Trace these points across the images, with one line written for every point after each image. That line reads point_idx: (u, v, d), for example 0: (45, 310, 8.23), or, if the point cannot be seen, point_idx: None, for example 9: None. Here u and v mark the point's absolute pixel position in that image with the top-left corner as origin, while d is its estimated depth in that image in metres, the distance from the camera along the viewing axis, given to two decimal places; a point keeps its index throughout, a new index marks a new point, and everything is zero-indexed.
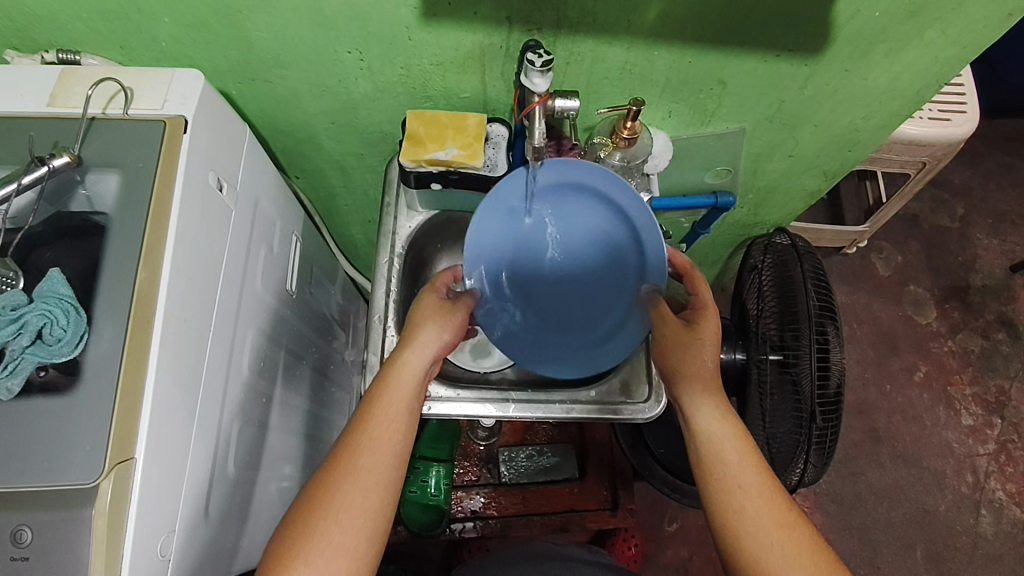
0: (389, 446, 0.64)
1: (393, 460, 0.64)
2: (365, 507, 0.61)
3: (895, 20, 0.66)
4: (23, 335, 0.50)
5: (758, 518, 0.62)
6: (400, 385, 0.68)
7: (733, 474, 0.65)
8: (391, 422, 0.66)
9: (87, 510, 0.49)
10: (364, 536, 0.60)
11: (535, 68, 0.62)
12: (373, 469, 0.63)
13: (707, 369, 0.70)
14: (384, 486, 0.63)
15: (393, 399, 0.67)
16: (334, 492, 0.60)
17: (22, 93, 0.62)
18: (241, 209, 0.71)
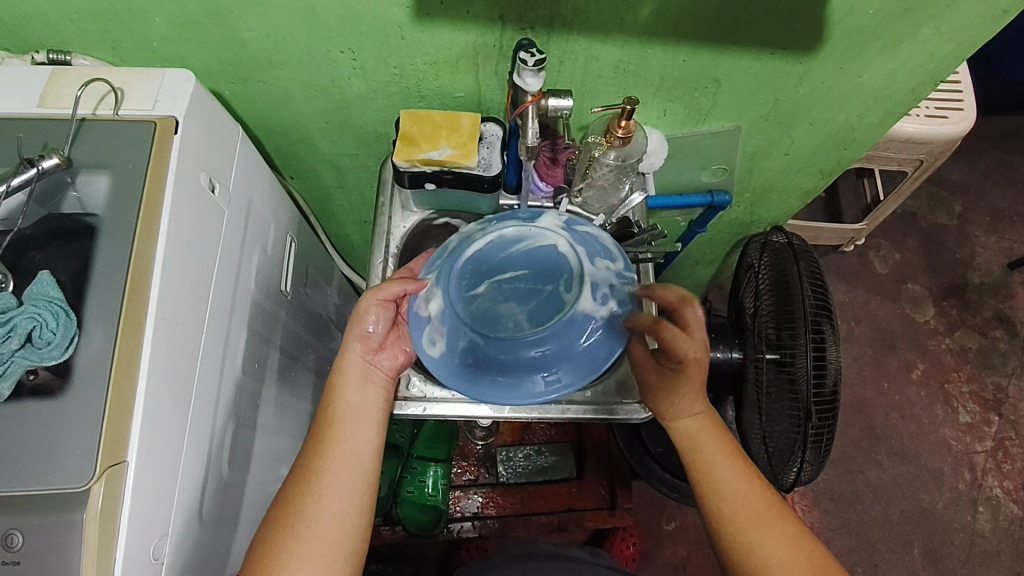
0: (349, 464, 0.66)
1: (351, 480, 0.65)
2: (326, 521, 0.62)
3: (889, 17, 0.65)
4: (12, 339, 0.50)
5: (754, 534, 0.66)
6: (348, 400, 0.69)
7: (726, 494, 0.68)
8: (353, 441, 0.67)
9: (78, 514, 0.49)
10: (327, 548, 0.62)
11: (528, 68, 0.62)
12: (333, 490, 0.64)
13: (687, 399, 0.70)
14: (345, 508, 0.64)
15: (347, 414, 0.68)
16: (295, 514, 0.62)
17: (11, 94, 0.61)
18: (234, 211, 0.71)
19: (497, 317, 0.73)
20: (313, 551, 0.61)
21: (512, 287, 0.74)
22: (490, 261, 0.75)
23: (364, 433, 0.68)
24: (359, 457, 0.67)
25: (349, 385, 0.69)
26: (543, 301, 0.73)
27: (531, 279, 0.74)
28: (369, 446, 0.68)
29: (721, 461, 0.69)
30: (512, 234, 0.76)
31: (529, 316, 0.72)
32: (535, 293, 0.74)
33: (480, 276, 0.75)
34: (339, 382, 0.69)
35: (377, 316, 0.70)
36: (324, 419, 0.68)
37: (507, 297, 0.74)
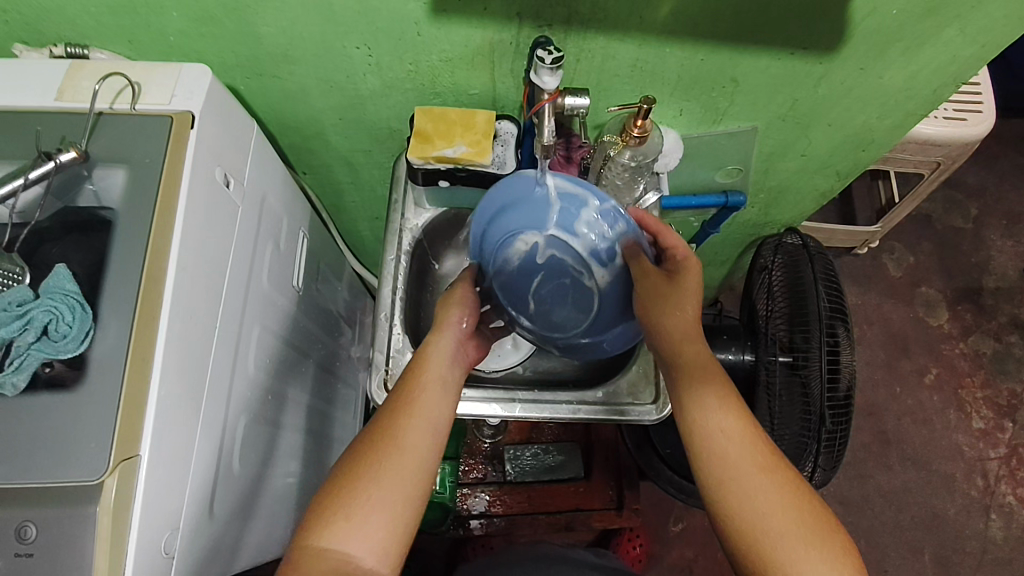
0: (432, 424, 0.62)
1: (433, 441, 0.61)
2: (405, 473, 0.58)
3: (913, 17, 0.65)
4: (28, 331, 0.50)
5: (756, 511, 0.56)
6: (438, 366, 0.66)
7: (726, 459, 0.59)
8: (436, 406, 0.63)
9: (90, 508, 0.49)
10: (406, 496, 0.57)
11: (545, 65, 0.61)
12: (416, 446, 0.60)
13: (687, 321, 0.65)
14: (426, 466, 0.59)
15: (433, 380, 0.65)
16: (375, 461, 0.58)
17: (30, 87, 0.62)
18: (248, 205, 0.71)
19: (553, 315, 0.81)
20: (391, 499, 0.56)
21: (547, 288, 0.80)
22: (513, 269, 0.79)
23: (447, 399, 0.64)
24: (440, 423, 0.62)
25: (442, 354, 0.67)
26: (577, 286, 0.78)
27: (554, 272, 0.78)
28: (448, 416, 0.64)
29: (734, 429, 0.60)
30: (508, 241, 0.77)
31: (579, 306, 0.79)
32: (564, 285, 0.79)
33: (514, 286, 0.80)
34: (432, 348, 0.67)
35: (463, 299, 0.72)
36: (410, 378, 0.65)
37: (548, 294, 0.80)
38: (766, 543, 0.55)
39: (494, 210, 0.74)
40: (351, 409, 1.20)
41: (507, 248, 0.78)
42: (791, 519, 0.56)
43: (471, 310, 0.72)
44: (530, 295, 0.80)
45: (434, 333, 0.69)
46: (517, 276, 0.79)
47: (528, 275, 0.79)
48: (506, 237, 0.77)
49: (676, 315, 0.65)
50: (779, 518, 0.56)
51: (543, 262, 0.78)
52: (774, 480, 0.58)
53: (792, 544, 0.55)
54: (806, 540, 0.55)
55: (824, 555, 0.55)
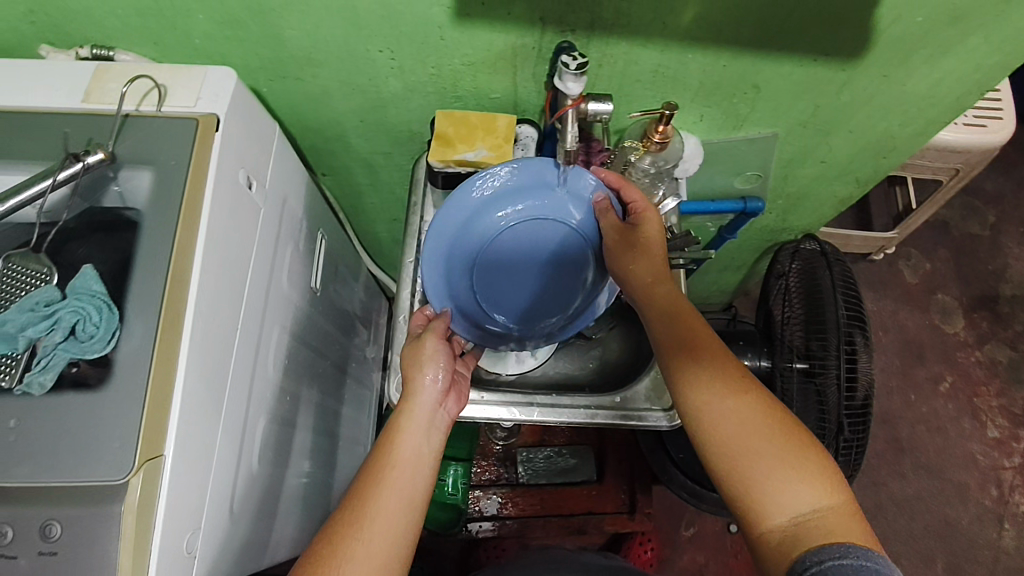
0: (403, 501, 0.60)
1: (405, 525, 0.59)
2: (368, 564, 0.56)
3: (938, 26, 0.64)
4: (56, 331, 0.51)
5: (730, 432, 0.59)
6: (408, 443, 0.64)
7: (701, 384, 0.62)
8: (408, 485, 0.61)
9: (115, 507, 0.49)
10: None
11: (569, 71, 0.61)
12: (381, 537, 0.58)
13: (655, 263, 0.70)
14: (392, 559, 0.57)
15: (406, 458, 0.62)
16: (339, 554, 0.56)
17: (57, 88, 0.62)
18: (270, 206, 0.71)
19: (536, 307, 0.80)
20: None
21: (525, 293, 0.79)
22: (487, 283, 0.77)
23: (421, 478, 0.62)
24: (412, 500, 0.61)
25: (415, 426, 0.65)
26: (564, 271, 0.78)
27: (544, 265, 0.77)
28: (421, 496, 0.62)
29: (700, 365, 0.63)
30: (494, 244, 0.75)
31: (568, 293, 0.80)
32: (544, 278, 0.78)
33: (493, 300, 0.78)
34: (404, 419, 0.65)
35: (433, 356, 0.69)
36: (381, 460, 0.62)
37: (531, 291, 0.79)
38: (741, 466, 0.57)
39: (477, 206, 0.73)
40: (365, 410, 1.20)
41: (493, 251, 0.75)
42: (767, 437, 0.58)
43: (443, 363, 0.69)
44: (509, 296, 0.78)
45: (404, 399, 0.67)
46: (498, 280, 0.77)
47: (513, 275, 0.77)
48: (492, 239, 0.75)
49: (641, 264, 0.70)
50: (753, 436, 0.58)
51: (531, 261, 0.77)
52: (747, 400, 0.60)
53: (765, 461, 0.57)
54: (780, 455, 0.57)
55: (798, 469, 0.56)
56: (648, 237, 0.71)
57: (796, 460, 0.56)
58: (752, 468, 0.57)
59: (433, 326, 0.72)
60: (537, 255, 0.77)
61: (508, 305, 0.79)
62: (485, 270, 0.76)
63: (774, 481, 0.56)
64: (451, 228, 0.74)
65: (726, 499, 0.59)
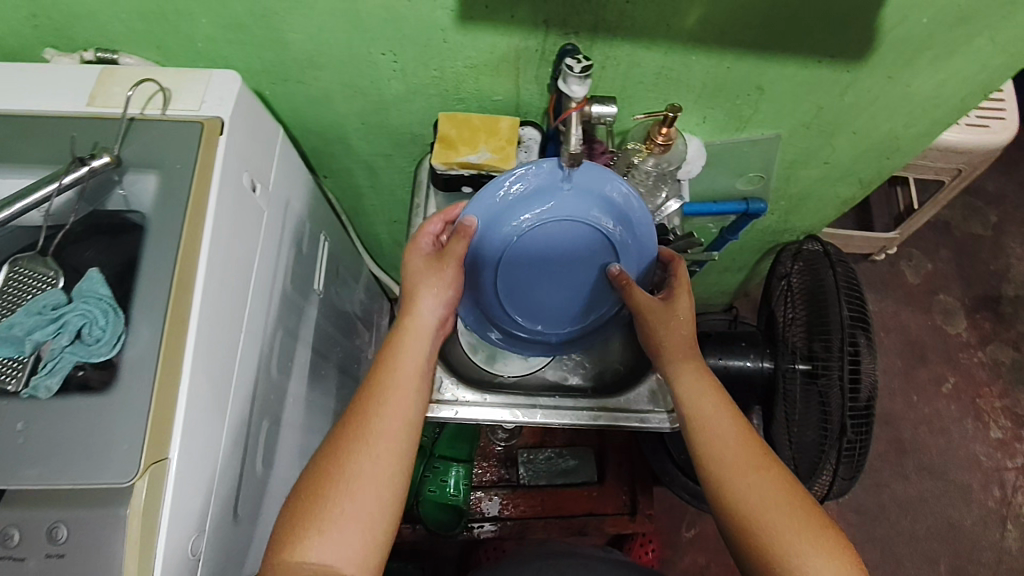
0: (404, 420, 0.64)
1: (407, 440, 0.63)
2: (376, 476, 0.59)
3: (943, 26, 0.64)
4: (63, 335, 0.51)
5: (756, 505, 0.62)
6: (407, 361, 0.67)
7: (725, 458, 0.65)
8: (405, 404, 0.64)
9: (121, 510, 0.50)
10: (377, 503, 0.59)
11: (574, 74, 0.62)
12: (385, 451, 0.61)
13: (683, 339, 0.73)
14: (399, 466, 0.61)
15: (406, 374, 0.66)
16: (347, 471, 0.59)
17: (61, 91, 0.62)
18: (273, 208, 0.72)
19: (535, 309, 0.81)
20: (365, 513, 0.58)
21: (533, 289, 0.79)
22: (497, 277, 0.77)
23: (418, 395, 0.66)
24: (412, 422, 0.64)
25: (415, 344, 0.68)
26: (577, 273, 0.78)
27: (560, 266, 0.77)
28: (418, 416, 0.65)
29: (726, 441, 0.66)
30: (523, 237, 0.73)
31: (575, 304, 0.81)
32: (555, 276, 0.78)
33: (502, 291, 0.78)
34: (405, 337, 0.68)
35: (449, 281, 0.70)
36: (383, 373, 0.66)
37: (536, 290, 0.79)
38: (765, 538, 0.60)
39: (518, 196, 0.70)
40: None
41: (517, 244, 0.73)
42: (790, 510, 0.61)
43: (449, 283, 0.70)
44: (520, 290, 0.79)
45: (404, 317, 0.69)
46: (512, 275, 0.77)
47: (530, 272, 0.77)
48: (520, 231, 0.72)
49: (668, 332, 0.73)
50: (776, 508, 0.61)
51: (550, 263, 0.76)
52: (769, 475, 0.63)
53: (786, 532, 0.60)
54: (802, 528, 0.60)
55: (819, 545, 0.59)
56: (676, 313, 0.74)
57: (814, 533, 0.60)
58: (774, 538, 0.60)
59: (454, 249, 0.69)
60: (560, 257, 0.76)
61: (514, 298, 0.79)
62: (499, 264, 0.75)
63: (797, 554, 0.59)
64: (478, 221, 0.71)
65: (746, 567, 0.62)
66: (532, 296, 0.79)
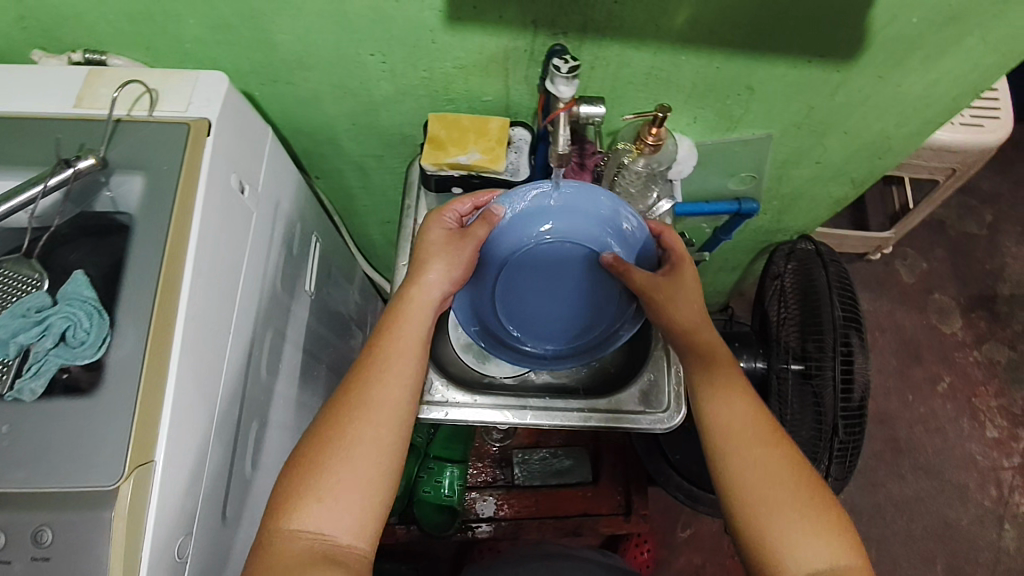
0: (407, 390, 0.63)
1: (407, 408, 0.63)
2: (376, 447, 0.60)
3: (933, 26, 0.64)
4: (46, 338, 0.51)
5: (758, 483, 0.62)
6: (410, 330, 0.66)
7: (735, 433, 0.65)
8: (408, 372, 0.64)
9: (105, 513, 0.49)
10: (377, 472, 0.59)
11: (561, 74, 0.61)
12: (385, 422, 0.61)
13: (693, 313, 0.71)
14: (399, 436, 0.61)
15: (408, 343, 0.65)
16: (347, 439, 0.59)
17: (48, 93, 0.62)
18: (263, 210, 0.72)
19: (529, 321, 0.81)
20: (364, 483, 0.58)
21: (533, 302, 0.80)
22: (499, 287, 0.79)
23: (419, 365, 0.65)
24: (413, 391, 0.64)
25: (417, 315, 0.66)
26: (579, 291, 0.80)
27: (562, 281, 0.79)
28: (419, 384, 0.65)
29: (731, 416, 0.66)
30: (532, 248, 0.76)
31: (572, 321, 0.81)
32: (557, 292, 0.80)
33: (503, 303, 0.80)
34: (405, 307, 0.66)
35: (460, 259, 0.69)
36: (385, 342, 0.65)
37: (535, 302, 0.80)
38: (762, 512, 0.61)
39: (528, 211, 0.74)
40: None
41: (525, 254, 0.76)
42: (793, 488, 0.61)
43: (463, 261, 0.69)
44: (521, 302, 0.80)
45: (408, 288, 0.67)
46: (515, 286, 0.79)
47: (533, 283, 0.79)
48: (531, 243, 0.76)
49: (679, 304, 0.71)
50: (775, 483, 0.62)
51: (551, 276, 0.79)
52: (773, 452, 0.64)
53: (783, 508, 0.60)
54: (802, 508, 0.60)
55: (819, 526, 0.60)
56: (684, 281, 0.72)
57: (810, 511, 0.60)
58: (770, 512, 0.60)
59: (476, 232, 0.69)
60: (563, 271, 0.79)
61: (515, 310, 0.80)
62: (503, 274, 0.78)
63: (792, 529, 0.59)
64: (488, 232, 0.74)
65: (737, 539, 0.63)
66: (530, 310, 0.81)
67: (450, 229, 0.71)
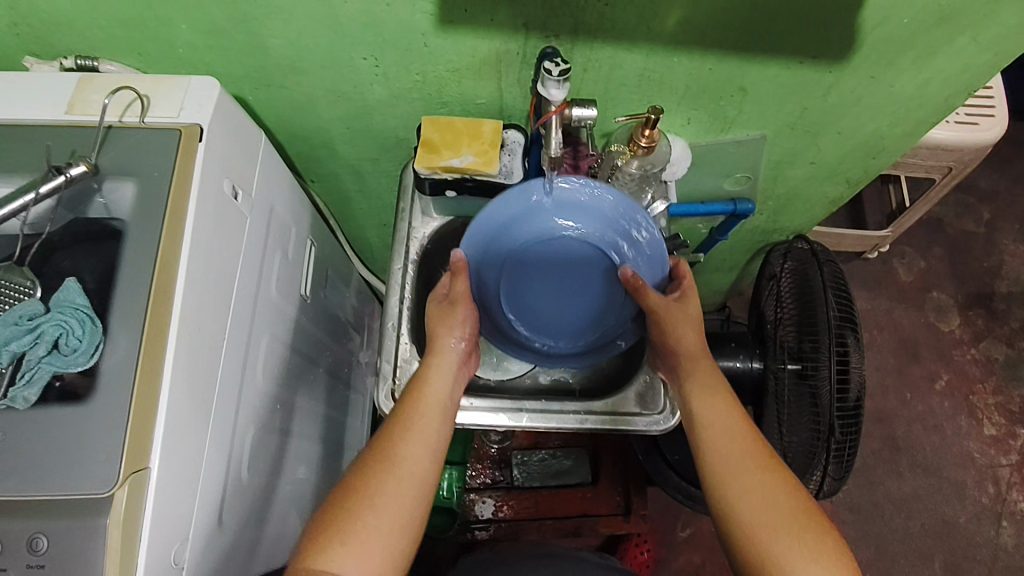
0: (428, 445, 0.67)
1: (429, 461, 0.66)
2: (398, 497, 0.63)
3: (923, 27, 0.64)
4: (39, 345, 0.51)
5: (760, 512, 0.63)
6: (435, 389, 0.70)
7: (734, 462, 0.66)
8: (432, 429, 0.68)
9: (101, 520, 0.49)
10: (398, 520, 0.62)
11: (552, 78, 0.62)
12: (408, 474, 0.64)
13: (693, 343, 0.73)
14: (421, 489, 0.64)
15: (432, 403, 0.69)
16: (371, 488, 0.63)
17: (40, 100, 0.62)
18: (257, 215, 0.71)
19: (533, 317, 0.81)
20: (384, 531, 0.61)
21: (539, 297, 0.80)
22: (508, 277, 0.79)
23: (443, 423, 0.69)
24: (434, 446, 0.67)
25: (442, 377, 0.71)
26: (581, 289, 0.80)
27: (568, 278, 0.80)
28: (443, 442, 0.68)
29: (743, 453, 0.66)
30: (545, 240, 0.78)
31: (573, 321, 0.81)
32: (563, 289, 0.80)
33: (511, 294, 0.80)
34: (430, 369, 0.71)
35: (461, 321, 0.74)
36: (410, 400, 0.69)
37: (539, 299, 0.80)
38: (774, 553, 0.61)
39: (539, 204, 0.75)
40: (359, 416, 1.20)
41: (537, 246, 0.78)
42: (802, 531, 0.61)
43: (463, 322, 0.74)
44: (529, 295, 0.80)
45: (430, 355, 0.72)
46: (523, 279, 0.79)
47: (541, 278, 0.80)
48: (539, 237, 0.78)
49: (686, 339, 0.73)
50: (785, 523, 0.62)
51: (558, 272, 0.79)
52: (783, 489, 0.64)
53: (796, 549, 0.60)
54: (803, 533, 0.61)
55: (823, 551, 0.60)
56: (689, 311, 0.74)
57: (821, 552, 0.60)
58: (781, 552, 0.60)
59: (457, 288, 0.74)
60: (568, 268, 0.79)
61: (522, 304, 0.80)
62: (511, 262, 0.79)
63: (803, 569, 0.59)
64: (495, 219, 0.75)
65: None
66: (534, 307, 0.80)
67: (443, 299, 0.75)
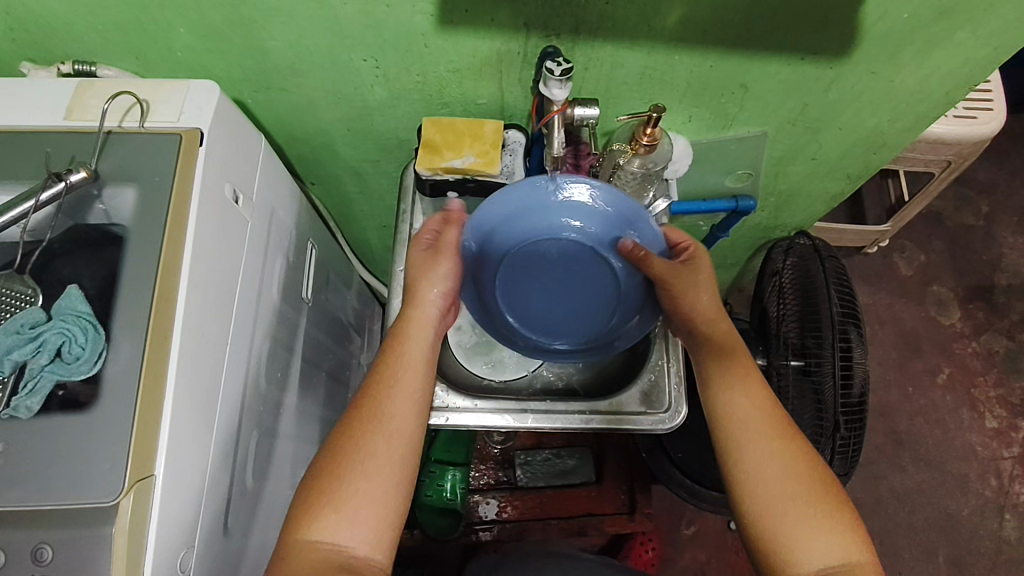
0: (413, 403, 0.66)
1: (417, 418, 0.66)
2: (390, 457, 0.62)
3: (924, 22, 0.64)
4: (41, 354, 0.51)
5: (765, 482, 0.63)
6: (415, 347, 0.69)
7: (741, 432, 0.66)
8: (415, 388, 0.67)
9: (106, 528, 0.49)
10: (391, 481, 0.62)
11: (555, 77, 0.61)
12: (396, 434, 0.64)
13: (706, 307, 0.72)
14: (411, 446, 0.64)
15: (412, 363, 0.68)
16: (360, 451, 0.62)
17: (39, 106, 0.62)
18: (257, 218, 0.71)
19: (532, 315, 0.81)
20: (379, 494, 0.61)
21: (537, 294, 0.79)
22: (506, 274, 0.78)
23: (424, 381, 0.68)
24: (421, 407, 0.67)
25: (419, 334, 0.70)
26: (577, 289, 0.79)
27: (563, 278, 0.78)
28: (426, 399, 0.67)
29: (736, 410, 0.67)
30: (542, 239, 0.76)
31: (569, 321, 0.81)
32: (559, 288, 0.79)
33: (508, 291, 0.79)
34: (409, 328, 0.70)
35: (444, 274, 0.71)
36: (390, 360, 0.68)
37: (537, 296, 0.79)
38: (767, 506, 0.62)
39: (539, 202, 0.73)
40: None
41: (537, 243, 0.76)
42: (795, 483, 0.63)
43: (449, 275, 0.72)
44: (528, 292, 0.79)
45: (409, 309, 0.71)
46: (523, 275, 0.78)
47: (539, 272, 0.78)
48: (536, 235, 0.76)
49: (692, 300, 0.71)
50: (778, 476, 0.63)
51: (554, 269, 0.78)
52: (775, 443, 0.65)
53: (787, 502, 0.62)
54: (799, 492, 0.62)
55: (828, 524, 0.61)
56: (700, 274, 0.72)
57: (814, 502, 0.62)
58: (773, 505, 0.62)
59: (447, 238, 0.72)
60: (565, 266, 0.78)
61: (522, 300, 0.80)
62: (511, 257, 0.77)
63: (795, 521, 0.61)
64: (496, 216, 0.73)
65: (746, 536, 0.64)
66: (532, 304, 0.80)
67: (428, 246, 0.73)
